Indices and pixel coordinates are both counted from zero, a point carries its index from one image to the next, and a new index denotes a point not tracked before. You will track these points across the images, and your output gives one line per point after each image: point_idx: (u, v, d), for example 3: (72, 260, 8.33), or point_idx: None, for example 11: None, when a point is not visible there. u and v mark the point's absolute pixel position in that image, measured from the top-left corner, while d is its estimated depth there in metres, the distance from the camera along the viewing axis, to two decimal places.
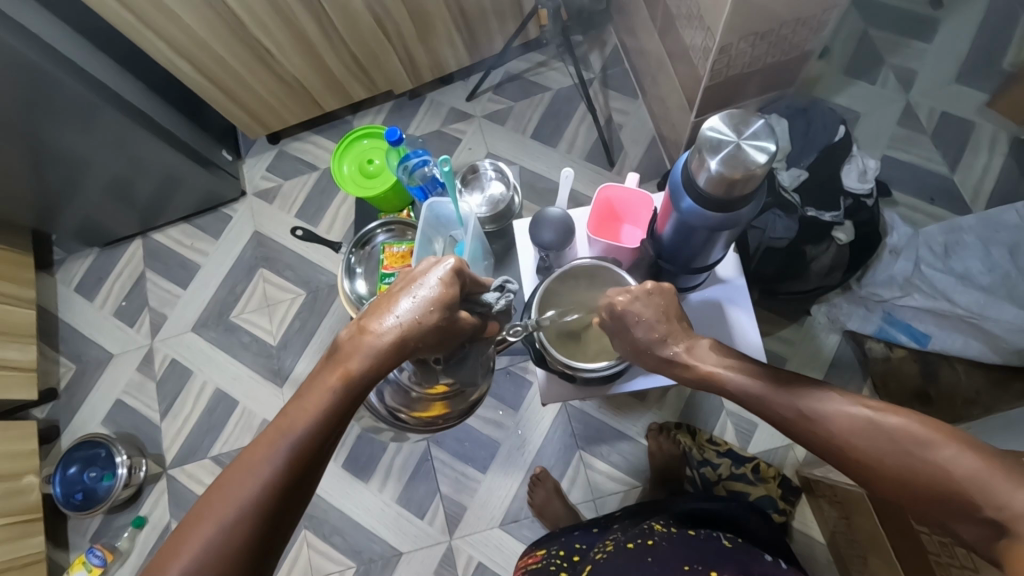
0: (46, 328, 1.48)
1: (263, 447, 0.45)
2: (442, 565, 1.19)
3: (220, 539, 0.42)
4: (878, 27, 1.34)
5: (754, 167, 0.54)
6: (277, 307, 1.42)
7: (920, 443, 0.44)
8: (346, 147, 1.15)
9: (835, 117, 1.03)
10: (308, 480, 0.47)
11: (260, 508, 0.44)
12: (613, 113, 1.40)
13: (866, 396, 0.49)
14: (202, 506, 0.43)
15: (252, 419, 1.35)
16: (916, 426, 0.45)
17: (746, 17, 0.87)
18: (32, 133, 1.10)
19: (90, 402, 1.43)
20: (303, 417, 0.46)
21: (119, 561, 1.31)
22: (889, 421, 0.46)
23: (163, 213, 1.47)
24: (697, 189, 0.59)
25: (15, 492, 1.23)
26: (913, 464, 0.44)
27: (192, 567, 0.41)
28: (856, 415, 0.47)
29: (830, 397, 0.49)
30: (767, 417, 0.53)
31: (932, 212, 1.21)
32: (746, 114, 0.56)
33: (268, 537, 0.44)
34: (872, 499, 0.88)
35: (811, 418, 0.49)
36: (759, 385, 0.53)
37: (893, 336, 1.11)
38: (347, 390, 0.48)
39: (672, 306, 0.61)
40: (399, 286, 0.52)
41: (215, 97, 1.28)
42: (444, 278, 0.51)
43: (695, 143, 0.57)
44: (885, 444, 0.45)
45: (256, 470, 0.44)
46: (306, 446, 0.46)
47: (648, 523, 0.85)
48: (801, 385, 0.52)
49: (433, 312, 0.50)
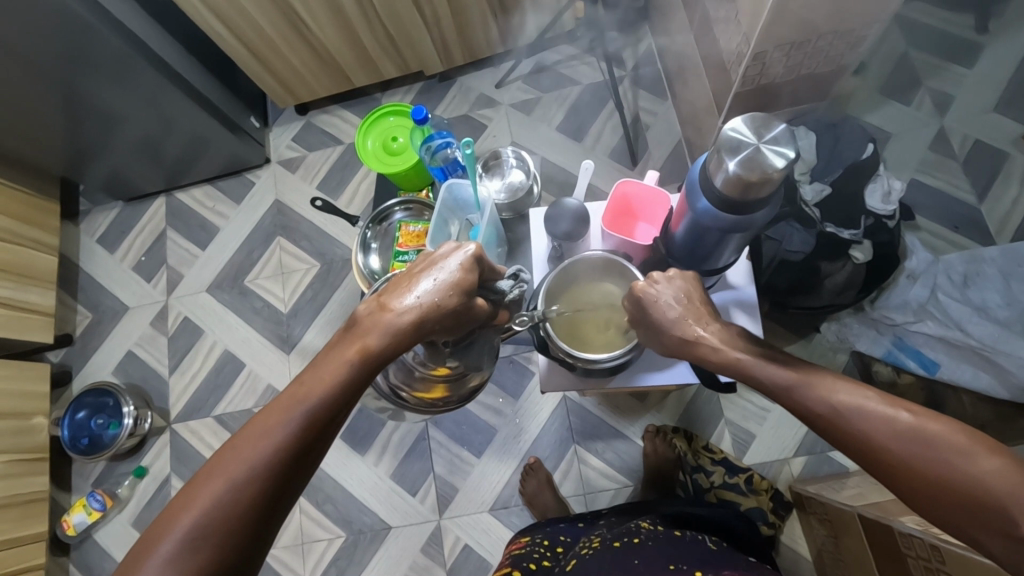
0: (67, 276, 1.52)
1: (277, 413, 0.46)
2: (429, 544, 1.21)
3: (229, 496, 0.44)
4: (918, 48, 1.31)
5: (771, 171, 0.54)
6: (290, 276, 1.44)
7: (960, 453, 0.44)
8: (372, 123, 1.16)
9: (865, 134, 1.02)
10: (317, 448, 0.48)
11: (270, 471, 0.45)
12: (641, 113, 1.40)
13: (904, 400, 0.49)
14: (214, 463, 0.45)
15: (257, 382, 1.38)
16: (958, 436, 0.45)
17: (784, 25, 0.86)
18: (70, 83, 1.12)
19: (103, 351, 1.46)
20: (317, 386, 0.47)
21: (118, 507, 1.35)
22: (930, 428, 0.46)
23: (188, 173, 1.50)
24: (713, 189, 0.59)
25: (24, 430, 1.27)
26: (949, 473, 0.44)
27: (202, 521, 0.43)
28: (895, 417, 0.47)
29: (868, 398, 0.49)
30: (794, 410, 0.53)
31: (955, 240, 1.19)
32: (768, 118, 0.56)
33: (276, 500, 0.46)
34: (863, 522, 0.88)
35: (845, 416, 0.49)
36: (795, 377, 0.53)
37: (902, 362, 1.09)
38: (363, 365, 0.48)
39: (695, 292, 0.62)
40: (421, 267, 0.52)
41: (248, 63, 1.29)
42: (463, 264, 0.52)
43: (715, 143, 0.57)
44: (924, 450, 0.45)
45: (270, 433, 0.46)
46: (318, 416, 0.47)
47: (635, 522, 0.86)
48: (835, 382, 0.52)
49: (452, 296, 0.50)
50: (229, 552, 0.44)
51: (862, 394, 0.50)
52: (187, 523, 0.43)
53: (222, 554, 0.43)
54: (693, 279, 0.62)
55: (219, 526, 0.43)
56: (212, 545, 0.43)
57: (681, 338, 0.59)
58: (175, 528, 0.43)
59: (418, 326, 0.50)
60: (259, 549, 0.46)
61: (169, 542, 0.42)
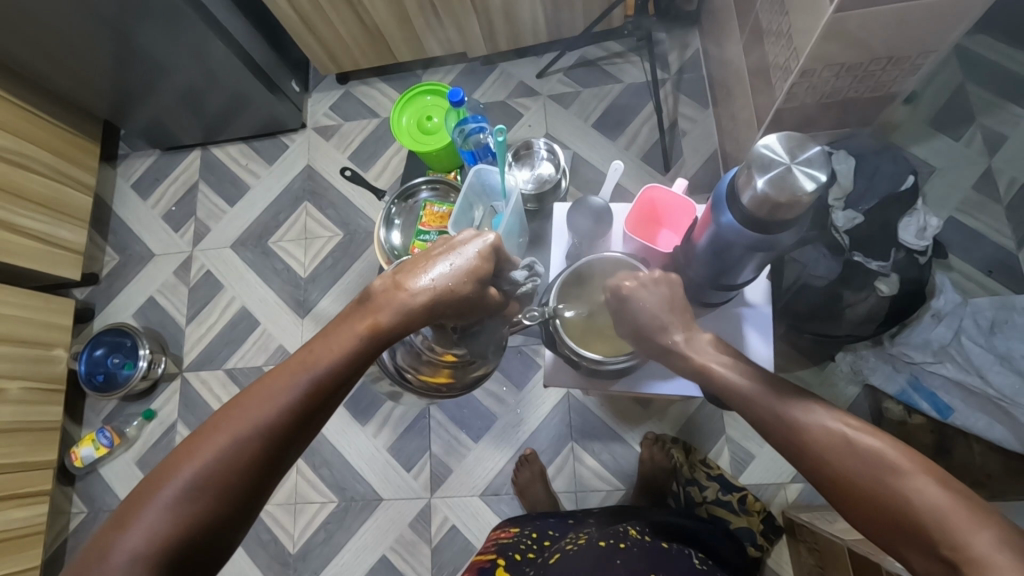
0: (99, 216, 1.56)
1: (285, 377, 0.48)
2: (417, 519, 1.23)
3: (231, 451, 0.45)
4: (977, 83, 1.27)
5: (801, 194, 0.53)
6: (313, 242, 1.46)
7: (890, 471, 0.46)
8: (408, 100, 1.16)
9: (907, 166, 0.99)
10: (319, 415, 0.49)
11: (273, 431, 0.46)
12: (680, 119, 1.38)
13: (848, 414, 0.51)
14: (220, 418, 0.46)
15: (269, 341, 1.40)
16: (891, 452, 0.47)
17: (838, 45, 0.84)
18: (122, 29, 1.15)
19: (126, 293, 1.50)
20: (326, 355, 0.48)
21: (124, 445, 1.39)
22: (865, 442, 0.49)
23: (226, 129, 1.52)
24: (739, 205, 0.58)
25: (44, 360, 1.32)
26: (876, 487, 0.47)
27: (203, 472, 0.44)
28: (835, 430, 0.50)
29: (815, 410, 0.52)
30: (750, 417, 0.56)
31: (988, 284, 1.16)
32: (804, 140, 0.56)
33: (275, 460, 0.47)
34: (852, 555, 0.87)
35: (794, 427, 0.52)
36: (749, 384, 0.56)
37: (914, 402, 1.07)
38: (372, 340, 0.49)
39: (677, 299, 0.63)
40: (441, 249, 0.52)
41: (295, 27, 1.31)
42: (481, 252, 0.52)
43: (746, 159, 0.56)
44: (857, 464, 0.48)
45: (274, 396, 0.47)
46: (324, 384, 0.48)
47: (624, 526, 0.86)
48: (789, 392, 0.54)
49: (469, 283, 0.51)
50: (227, 505, 0.45)
51: (810, 407, 0.53)
52: (188, 473, 0.44)
53: (218, 507, 0.45)
54: (676, 283, 0.63)
55: (218, 479, 0.45)
56: (209, 496, 0.45)
57: (677, 346, 0.61)
58: (178, 475, 0.44)
59: (433, 309, 0.50)
60: (257, 506, 0.48)
61: (168, 489, 0.44)
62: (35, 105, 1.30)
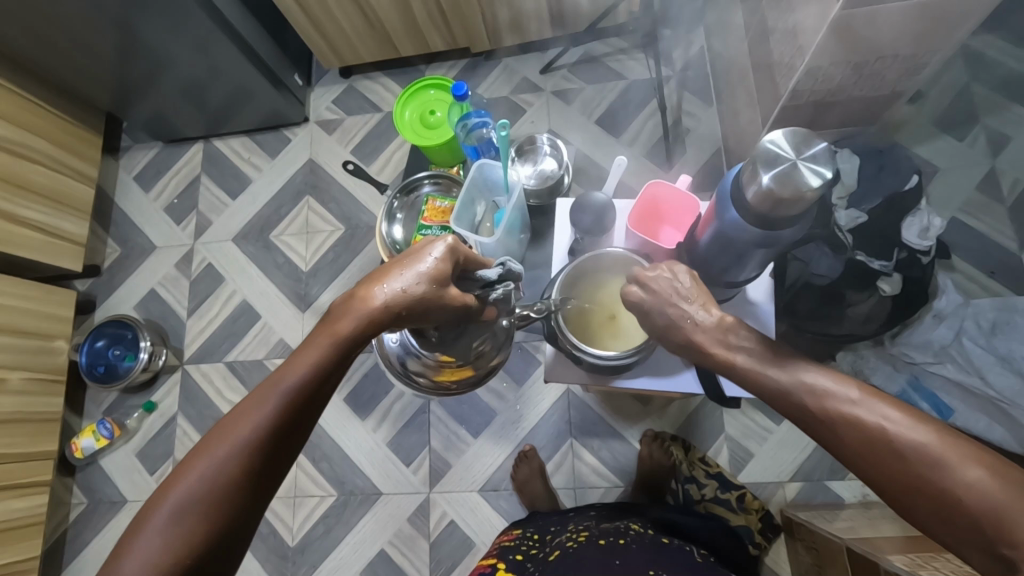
0: (101, 208, 1.56)
1: (258, 395, 0.48)
2: (417, 514, 1.24)
3: (213, 472, 0.45)
4: (982, 84, 1.26)
5: (805, 189, 0.53)
6: (315, 236, 1.46)
7: (939, 466, 0.44)
8: (411, 94, 1.15)
9: (911, 165, 0.98)
10: (298, 427, 0.49)
11: (254, 447, 0.47)
12: (683, 116, 1.38)
13: (887, 402, 0.48)
14: (201, 443, 0.47)
15: (270, 335, 1.40)
16: (937, 446, 0.45)
17: (843, 43, 0.84)
18: (125, 22, 1.14)
19: (127, 285, 1.50)
20: (294, 369, 0.48)
21: (125, 437, 1.39)
22: (909, 437, 0.46)
23: (228, 122, 1.52)
24: (744, 201, 0.58)
25: (45, 350, 1.32)
26: (926, 485, 0.45)
27: (187, 496, 0.45)
28: (872, 424, 0.48)
29: (854, 402, 0.49)
30: (786, 412, 0.53)
31: (989, 286, 1.16)
32: (811, 135, 0.56)
33: (262, 475, 0.47)
34: (850, 554, 0.88)
35: (833, 424, 0.50)
36: (785, 378, 0.53)
37: (915, 402, 1.06)
38: (338, 349, 0.49)
39: (695, 288, 0.62)
40: (401, 256, 0.51)
41: (299, 21, 1.30)
42: (439, 253, 0.51)
43: (751, 155, 0.56)
44: (901, 461, 0.46)
45: (249, 414, 0.47)
46: (297, 395, 0.48)
47: (625, 522, 0.87)
48: (823, 382, 0.51)
49: (435, 284, 0.49)
50: (217, 524, 0.45)
51: (846, 399, 0.50)
52: (172, 500, 0.45)
53: (208, 527, 0.45)
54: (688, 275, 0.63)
55: (204, 500, 0.45)
56: (197, 518, 0.45)
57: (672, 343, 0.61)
58: (163, 502, 0.45)
59: (402, 314, 0.49)
60: (251, 522, 0.48)
61: (156, 517, 0.44)
62: (38, 96, 1.30)
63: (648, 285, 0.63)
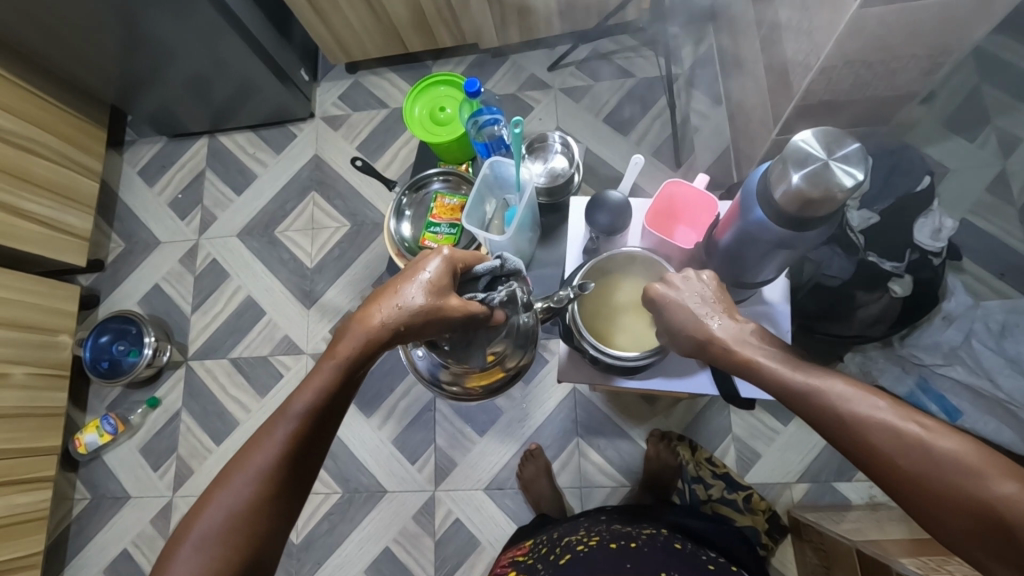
0: (105, 202, 1.55)
1: (273, 421, 0.52)
2: (422, 512, 1.23)
3: (238, 493, 0.50)
4: (993, 85, 1.25)
5: (836, 190, 0.52)
6: (320, 232, 1.45)
7: (972, 476, 0.44)
8: (422, 90, 1.14)
9: (923, 165, 0.97)
10: (314, 446, 0.53)
11: (272, 470, 0.51)
12: (692, 115, 1.37)
13: (917, 412, 0.49)
14: (224, 473, 0.51)
15: (274, 331, 1.40)
16: (970, 456, 0.45)
17: (858, 42, 0.83)
18: (129, 15, 1.13)
19: (131, 280, 1.50)
20: (304, 393, 0.52)
21: (128, 432, 1.39)
22: (942, 445, 0.46)
23: (233, 117, 1.51)
24: (770, 200, 0.57)
25: (48, 345, 1.31)
26: (957, 493, 0.45)
27: (217, 520, 0.49)
28: (906, 431, 0.47)
29: (883, 409, 0.49)
30: (810, 419, 0.53)
31: (999, 288, 1.15)
32: (841, 135, 0.55)
33: (282, 496, 0.51)
34: (859, 556, 0.87)
35: (860, 431, 0.49)
36: (813, 382, 0.53)
37: (924, 404, 1.05)
38: (345, 369, 0.52)
39: (715, 296, 0.62)
40: (397, 277, 0.55)
41: (306, 15, 1.29)
42: (436, 268, 0.54)
43: (780, 153, 0.55)
44: (930, 468, 0.46)
45: (268, 437, 0.51)
46: (308, 416, 0.52)
47: (639, 526, 0.87)
48: (856, 389, 0.51)
49: (427, 298, 0.52)
50: (246, 542, 0.49)
51: (877, 406, 0.49)
52: (201, 525, 0.49)
53: (237, 546, 0.49)
54: (716, 281, 0.62)
55: (232, 523, 0.49)
56: (228, 537, 0.49)
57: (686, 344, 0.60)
58: (194, 529, 0.49)
59: (400, 330, 0.52)
60: (280, 539, 0.52)
61: (190, 539, 0.48)
62: (41, 88, 1.29)
63: (671, 287, 0.63)
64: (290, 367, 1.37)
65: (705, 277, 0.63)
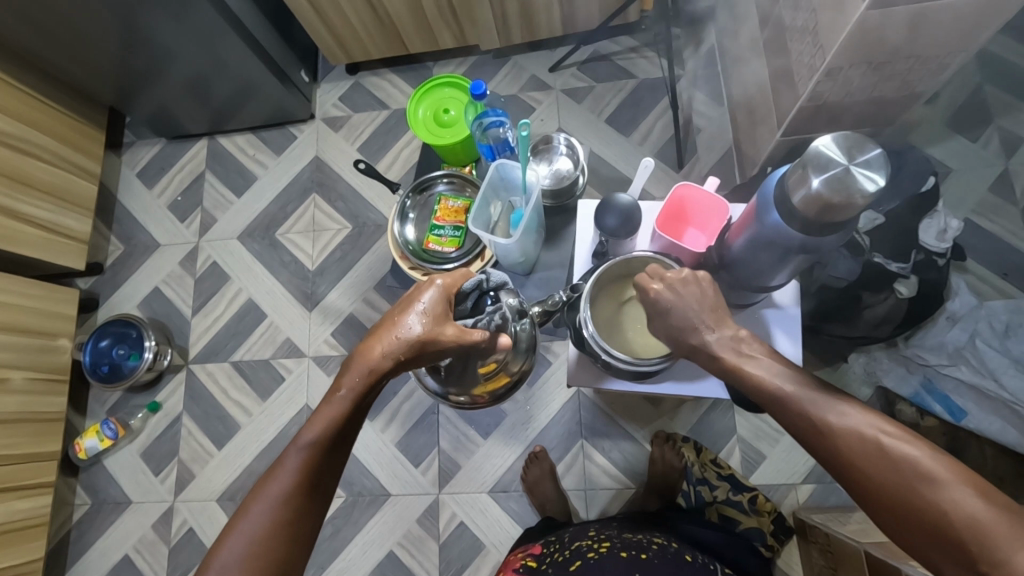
0: (103, 205, 1.54)
1: (288, 452, 0.55)
2: (426, 515, 1.23)
3: (257, 522, 0.52)
4: (995, 84, 1.25)
5: (858, 195, 0.52)
6: (321, 234, 1.44)
7: (927, 482, 0.46)
8: (426, 91, 1.14)
9: (928, 166, 0.97)
10: (327, 472, 0.56)
11: (287, 498, 0.53)
12: (694, 116, 1.37)
13: (886, 420, 0.50)
14: (243, 506, 0.53)
15: (276, 334, 1.39)
16: (929, 462, 0.47)
17: (864, 44, 0.83)
18: (127, 16, 1.12)
19: (131, 283, 1.49)
20: (316, 424, 0.56)
21: (129, 436, 1.38)
22: (901, 449, 0.48)
23: (233, 118, 1.50)
24: (788, 204, 0.57)
25: (48, 349, 1.30)
26: (911, 497, 0.46)
27: (238, 549, 0.51)
28: (867, 435, 0.49)
29: (849, 414, 0.51)
30: (779, 418, 0.55)
31: (1002, 288, 1.15)
32: (862, 140, 0.55)
33: (298, 521, 0.54)
34: (868, 558, 0.87)
35: (823, 431, 0.52)
36: (785, 383, 0.55)
37: (927, 404, 1.06)
38: (354, 398, 0.57)
39: (712, 297, 0.60)
40: (394, 309, 0.60)
41: (307, 15, 1.28)
42: (432, 297, 0.59)
43: (800, 157, 0.54)
44: (889, 471, 0.48)
45: (285, 467, 0.54)
46: (321, 443, 0.55)
47: (649, 536, 0.87)
48: (826, 393, 0.53)
49: (424, 327, 0.57)
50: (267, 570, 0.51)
51: (843, 410, 0.52)
52: (223, 556, 0.50)
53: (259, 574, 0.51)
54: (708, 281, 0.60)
55: (252, 552, 0.51)
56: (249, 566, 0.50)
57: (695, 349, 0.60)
58: (216, 561, 0.51)
59: (401, 360, 0.57)
60: (297, 570, 0.54)
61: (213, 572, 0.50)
62: (39, 90, 1.28)
63: (668, 289, 0.61)
64: (292, 371, 1.36)
65: (700, 278, 0.61)
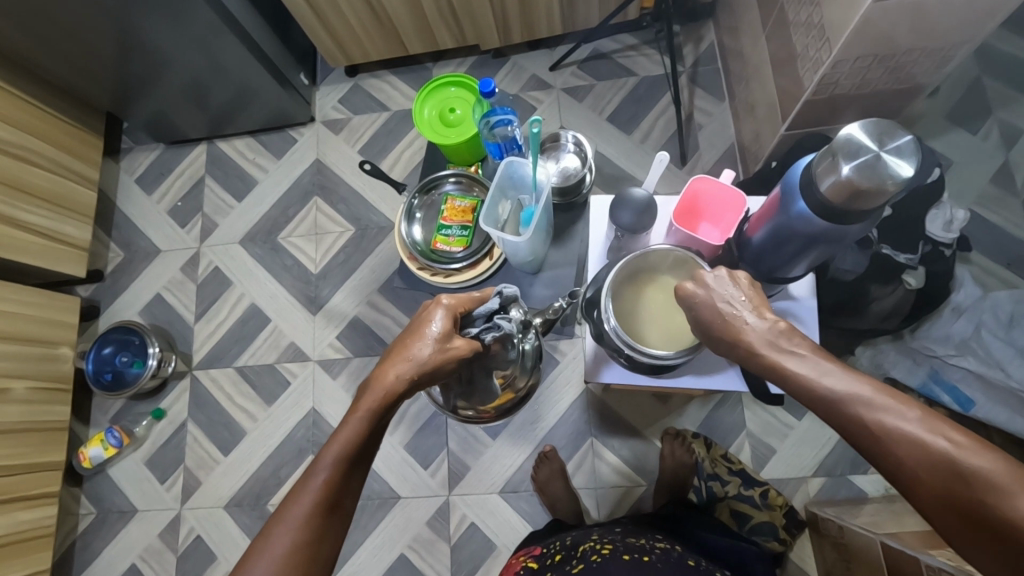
0: (102, 211, 1.53)
1: (307, 475, 0.54)
2: (436, 517, 1.22)
3: (279, 547, 0.50)
4: (993, 77, 1.26)
5: (889, 181, 0.52)
6: (324, 237, 1.43)
7: (997, 491, 0.42)
8: (431, 90, 1.13)
9: (933, 158, 0.98)
10: (346, 493, 0.55)
11: (308, 521, 0.52)
12: (695, 112, 1.37)
13: (951, 425, 0.46)
14: (263, 532, 0.51)
15: (280, 339, 1.38)
16: (1000, 472, 0.43)
17: (869, 37, 0.83)
18: (126, 22, 1.12)
19: (132, 290, 1.48)
20: (333, 446, 0.55)
21: (133, 445, 1.36)
22: (970, 460, 0.44)
23: (232, 123, 1.49)
24: (816, 192, 0.57)
25: (50, 358, 1.29)
26: (978, 509, 0.43)
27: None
28: (932, 444, 0.46)
29: (909, 420, 0.47)
30: (831, 422, 0.51)
31: (1006, 278, 1.16)
32: (891, 127, 0.55)
33: (320, 544, 0.52)
34: (885, 550, 0.86)
35: (879, 437, 0.48)
36: (837, 386, 0.51)
37: (936, 395, 1.04)
38: (372, 418, 0.57)
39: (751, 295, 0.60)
40: (405, 333, 0.63)
41: (306, 18, 1.28)
42: (441, 318, 0.63)
43: (829, 145, 0.55)
44: (951, 480, 0.44)
45: (303, 491, 0.53)
46: (341, 464, 0.54)
47: (651, 539, 0.86)
48: (889, 396, 0.49)
49: (436, 347, 0.61)
50: None
51: (904, 415, 0.47)
52: None
53: None
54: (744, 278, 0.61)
55: None
56: None
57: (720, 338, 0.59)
58: None
59: (415, 379, 0.59)
60: None
61: None
62: (37, 97, 1.27)
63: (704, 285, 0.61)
64: (298, 375, 1.35)
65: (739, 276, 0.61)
